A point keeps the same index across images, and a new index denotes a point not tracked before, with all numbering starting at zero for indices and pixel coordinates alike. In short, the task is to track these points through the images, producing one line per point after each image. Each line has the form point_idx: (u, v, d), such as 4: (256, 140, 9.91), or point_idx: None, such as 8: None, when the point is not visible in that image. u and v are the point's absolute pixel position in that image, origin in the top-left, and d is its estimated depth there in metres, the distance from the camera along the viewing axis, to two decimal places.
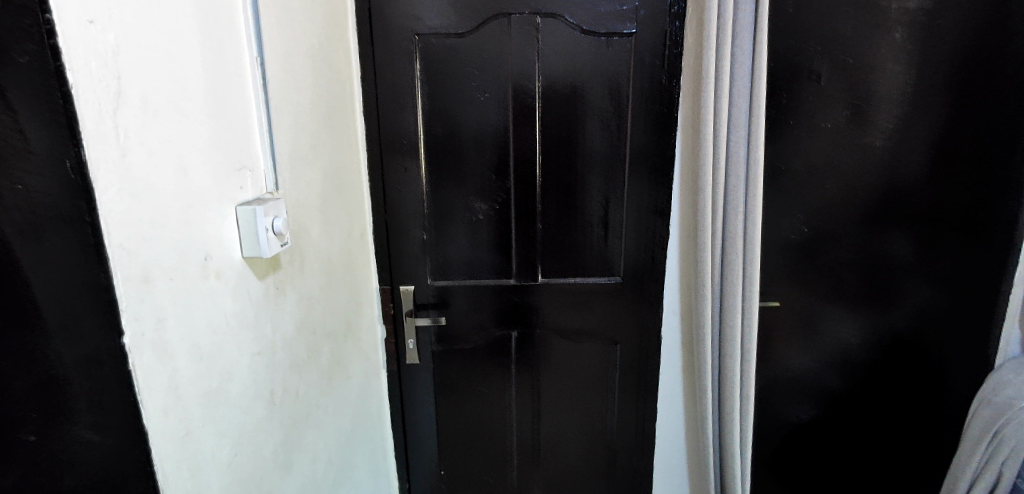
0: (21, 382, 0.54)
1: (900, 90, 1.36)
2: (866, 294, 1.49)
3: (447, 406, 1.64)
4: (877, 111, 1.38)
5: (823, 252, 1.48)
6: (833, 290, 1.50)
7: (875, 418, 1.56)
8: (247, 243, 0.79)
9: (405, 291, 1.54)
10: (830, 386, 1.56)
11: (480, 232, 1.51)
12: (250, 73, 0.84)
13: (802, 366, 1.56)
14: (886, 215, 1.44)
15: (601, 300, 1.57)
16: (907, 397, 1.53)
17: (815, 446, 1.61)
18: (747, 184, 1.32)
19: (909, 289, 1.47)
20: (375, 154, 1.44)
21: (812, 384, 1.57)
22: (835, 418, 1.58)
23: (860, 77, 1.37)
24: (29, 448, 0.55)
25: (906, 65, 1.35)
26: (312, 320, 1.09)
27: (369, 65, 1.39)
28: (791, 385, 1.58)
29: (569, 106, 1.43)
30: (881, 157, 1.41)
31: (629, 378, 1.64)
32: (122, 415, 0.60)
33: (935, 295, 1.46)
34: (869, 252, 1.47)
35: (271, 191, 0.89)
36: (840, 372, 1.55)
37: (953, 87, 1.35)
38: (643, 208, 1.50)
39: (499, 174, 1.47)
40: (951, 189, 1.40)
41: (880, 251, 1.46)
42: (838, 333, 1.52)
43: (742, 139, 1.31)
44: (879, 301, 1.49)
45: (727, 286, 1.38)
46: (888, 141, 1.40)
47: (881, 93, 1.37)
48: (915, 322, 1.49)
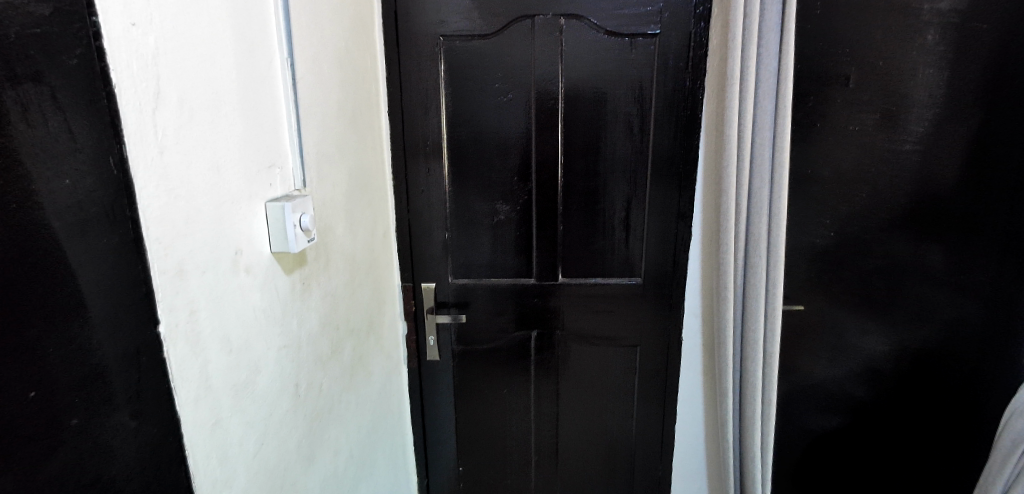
0: (70, 376, 0.53)
1: (932, 92, 1.33)
2: (894, 300, 1.46)
3: (467, 404, 1.66)
4: (908, 115, 1.36)
5: (850, 257, 1.46)
6: (861, 297, 1.48)
7: (903, 426, 1.53)
8: (275, 239, 0.82)
9: (427, 289, 1.55)
10: (856, 393, 1.54)
11: (502, 231, 1.52)
12: (280, 74, 0.87)
13: (827, 372, 1.54)
14: (917, 223, 1.41)
15: (622, 303, 1.57)
16: (931, 406, 1.50)
17: (840, 453, 1.59)
18: (771, 187, 1.31)
19: (937, 295, 1.44)
20: (399, 155, 1.46)
21: (835, 390, 1.55)
22: (861, 425, 1.55)
23: (891, 80, 1.34)
24: (79, 433, 0.53)
25: (938, 68, 1.32)
26: (336, 316, 1.11)
27: (394, 68, 1.41)
28: (816, 392, 1.56)
29: (591, 107, 1.43)
30: (912, 161, 1.38)
31: (649, 380, 1.64)
32: (161, 404, 0.62)
33: (947, 299, 1.44)
34: (899, 259, 1.44)
35: (299, 189, 0.92)
36: (867, 379, 1.52)
37: (982, 92, 1.32)
38: (666, 210, 1.50)
39: (521, 175, 1.48)
40: (974, 194, 1.37)
41: (910, 257, 1.43)
42: (865, 339, 1.50)
43: (767, 142, 1.29)
44: (908, 310, 1.46)
45: (749, 290, 1.37)
46: (918, 144, 1.37)
47: (912, 95, 1.34)
48: (943, 329, 1.46)
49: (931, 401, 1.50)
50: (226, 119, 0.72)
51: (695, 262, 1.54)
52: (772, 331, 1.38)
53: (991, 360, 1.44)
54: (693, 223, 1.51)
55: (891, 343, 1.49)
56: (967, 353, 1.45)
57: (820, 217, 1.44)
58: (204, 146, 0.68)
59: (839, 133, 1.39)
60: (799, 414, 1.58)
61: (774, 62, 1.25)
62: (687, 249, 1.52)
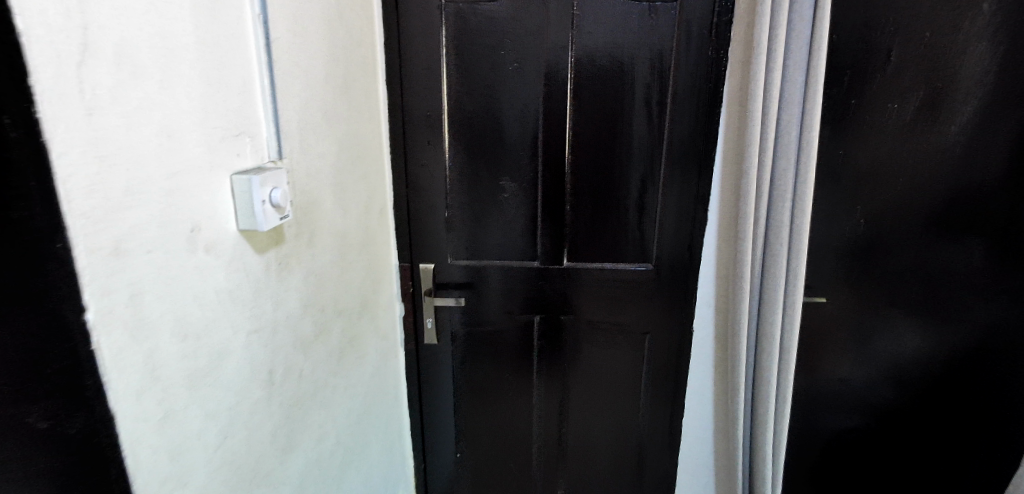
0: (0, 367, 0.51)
1: (984, 70, 1.20)
2: (931, 297, 1.35)
3: (469, 388, 1.59)
4: (953, 99, 1.23)
5: (879, 248, 1.34)
6: (889, 302, 1.37)
7: (918, 429, 1.44)
8: (243, 216, 0.75)
9: (425, 271, 1.48)
10: (877, 391, 1.44)
11: (509, 212, 1.43)
12: (252, 32, 0.79)
13: (853, 373, 1.44)
14: (951, 219, 1.30)
15: (635, 295, 1.48)
16: (945, 409, 1.41)
17: (859, 455, 1.50)
18: (797, 169, 1.21)
19: (956, 289, 1.34)
20: (398, 128, 1.38)
21: (858, 388, 1.45)
22: (885, 426, 1.46)
23: (938, 57, 1.21)
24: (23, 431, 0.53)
25: (991, 43, 1.19)
26: (320, 300, 1.04)
27: (393, 34, 1.32)
28: (835, 399, 1.47)
29: (602, 78, 1.33)
30: (957, 145, 1.26)
31: (659, 373, 1.56)
32: (81, 403, 0.54)
33: (988, 302, 1.33)
34: (928, 261, 1.33)
35: (274, 160, 0.84)
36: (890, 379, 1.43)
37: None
38: (684, 193, 1.39)
39: (528, 153, 1.39)
40: (1010, 180, 1.25)
41: (935, 250, 1.32)
42: (886, 331, 1.40)
43: (795, 119, 1.19)
44: (941, 313, 1.36)
45: (769, 281, 1.29)
46: (964, 130, 1.25)
47: (960, 76, 1.22)
48: (957, 330, 1.36)
49: (942, 403, 1.41)
50: (182, 80, 0.65)
51: (710, 249, 1.44)
52: (794, 323, 1.31)
53: (1001, 361, 1.35)
54: (709, 208, 1.41)
55: (902, 339, 1.39)
56: (971, 357, 1.37)
57: (850, 206, 1.33)
58: (151, 108, 0.60)
59: (877, 114, 1.26)
60: (812, 419, 1.50)
61: (807, 30, 1.14)
62: (702, 234, 1.43)
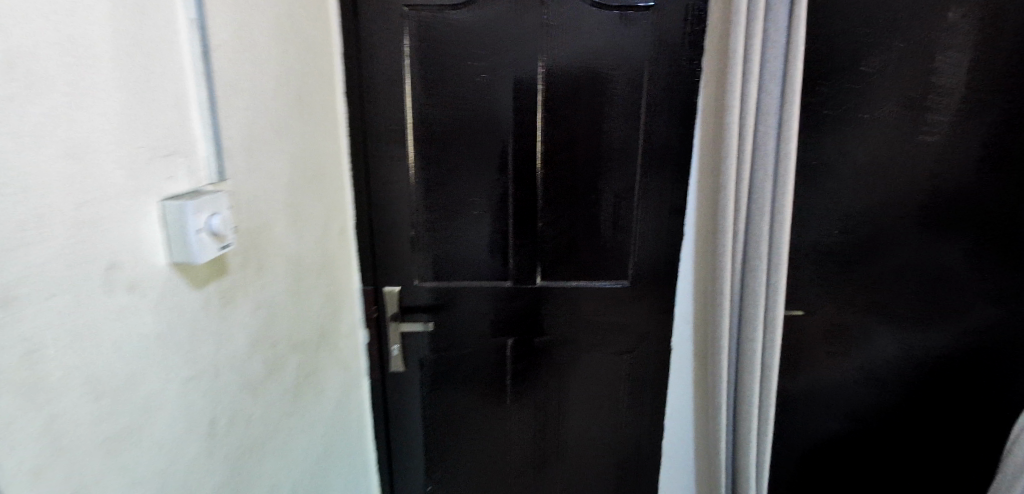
0: None
1: (958, 75, 1.19)
2: (916, 299, 1.33)
3: (441, 412, 1.50)
4: (934, 100, 1.21)
5: (857, 260, 1.32)
6: (877, 303, 1.35)
7: (917, 429, 1.41)
8: (175, 248, 0.66)
9: (390, 293, 1.39)
10: (866, 396, 1.41)
11: (480, 228, 1.36)
12: (186, 40, 0.70)
13: (840, 379, 1.41)
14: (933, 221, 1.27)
15: (614, 307, 1.42)
16: (944, 408, 1.38)
17: (846, 458, 1.46)
18: (775, 182, 1.17)
19: (940, 294, 1.31)
20: (358, 142, 1.29)
21: (847, 394, 1.42)
22: (874, 429, 1.43)
23: (914, 63, 1.20)
24: None
25: (963, 49, 1.18)
26: (269, 334, 0.93)
27: (351, 42, 1.24)
28: (826, 395, 1.43)
29: (574, 88, 1.27)
30: (931, 151, 1.24)
31: (637, 393, 1.50)
32: None
33: (980, 302, 1.30)
34: (912, 264, 1.31)
35: (214, 184, 0.75)
36: (879, 384, 1.40)
37: (1005, 77, 1.18)
38: (661, 206, 1.35)
39: (497, 168, 1.32)
40: (986, 185, 1.24)
41: (920, 253, 1.30)
42: (870, 339, 1.37)
43: (771, 131, 1.15)
44: (931, 314, 1.33)
45: (748, 299, 1.24)
46: (944, 131, 1.23)
47: (937, 79, 1.20)
48: (951, 332, 1.33)
49: (939, 403, 1.38)
50: (90, 95, 0.56)
51: (687, 265, 1.39)
52: (774, 342, 1.27)
53: (1000, 360, 1.32)
54: (685, 223, 1.36)
55: (891, 344, 1.37)
56: (970, 356, 1.34)
57: (834, 211, 1.30)
58: (53, 124, 0.52)
59: (853, 125, 1.24)
60: (797, 431, 1.46)
61: (783, 40, 1.11)
62: (679, 249, 1.38)
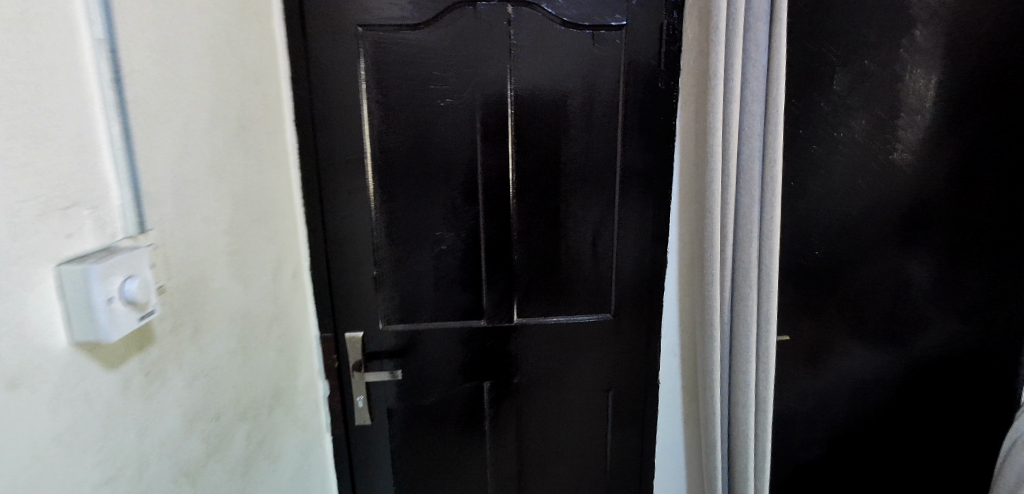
0: None
1: (923, 95, 1.18)
2: (893, 317, 1.30)
3: (412, 466, 1.36)
4: (901, 120, 1.20)
5: (837, 278, 1.28)
6: (855, 324, 1.31)
7: (927, 434, 1.37)
8: (76, 321, 0.54)
9: (352, 340, 1.26)
10: (862, 412, 1.37)
11: (448, 264, 1.25)
12: (92, 65, 0.57)
13: (834, 401, 1.36)
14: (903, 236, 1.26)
15: (593, 343, 1.33)
16: (950, 409, 1.35)
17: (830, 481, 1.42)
18: (762, 205, 1.10)
19: (926, 308, 1.29)
20: (312, 173, 1.17)
21: (842, 415, 1.37)
22: (851, 450, 1.39)
23: (881, 85, 1.18)
24: None
25: (928, 69, 1.17)
26: (214, 400, 0.81)
27: (299, 65, 1.12)
28: (808, 421, 1.38)
29: (546, 111, 1.19)
30: (902, 170, 1.22)
31: (623, 432, 1.40)
32: None
33: (947, 317, 1.29)
34: (885, 283, 1.28)
35: (133, 236, 0.62)
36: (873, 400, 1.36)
37: (968, 94, 1.18)
38: (641, 233, 1.27)
39: (465, 198, 1.21)
40: (956, 200, 1.23)
41: (906, 265, 1.27)
42: (857, 357, 1.33)
43: (756, 152, 1.08)
44: (902, 331, 1.31)
45: (738, 329, 1.16)
46: (911, 151, 1.21)
47: (903, 99, 1.19)
48: (948, 333, 1.30)
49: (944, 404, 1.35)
50: None
51: (672, 293, 1.31)
52: (768, 375, 1.18)
53: (1000, 355, 1.31)
54: (669, 249, 1.29)
55: (885, 360, 1.33)
56: (970, 353, 1.31)
57: (808, 232, 1.26)
58: None
59: (828, 145, 1.21)
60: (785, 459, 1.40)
61: (764, 58, 1.04)
62: (662, 276, 1.30)
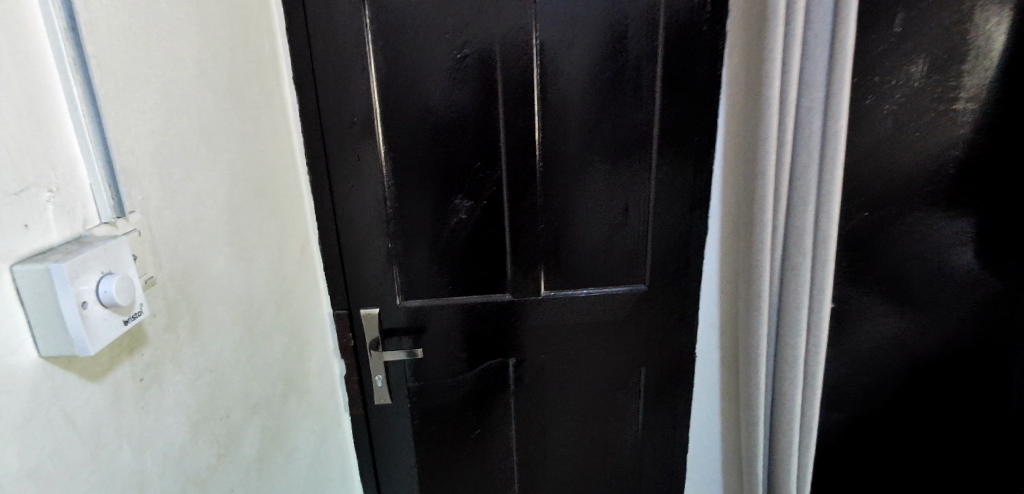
0: None
1: (993, 35, 1.05)
2: (932, 289, 1.20)
3: (433, 448, 1.30)
4: (967, 64, 1.07)
5: (886, 243, 1.18)
6: (891, 292, 1.21)
7: (917, 438, 1.29)
8: (45, 332, 0.45)
9: (367, 316, 1.17)
10: (861, 412, 1.29)
11: (467, 235, 1.15)
12: (40, 13, 0.47)
13: (861, 382, 1.27)
14: (960, 198, 1.14)
15: (624, 316, 1.23)
16: (942, 414, 1.27)
17: (873, 462, 1.32)
18: (821, 165, 0.98)
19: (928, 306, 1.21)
20: (314, 136, 1.06)
21: (851, 406, 1.29)
22: (842, 449, 1.32)
23: (949, 23, 1.05)
24: None
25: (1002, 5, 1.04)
26: (221, 396, 0.73)
27: (296, 14, 0.99)
28: (858, 396, 1.28)
29: (574, 62, 1.06)
30: (964, 122, 1.10)
31: (656, 408, 1.32)
32: None
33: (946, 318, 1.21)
34: (935, 249, 1.17)
35: (111, 221, 0.53)
36: (872, 399, 1.28)
37: None
38: (678, 198, 1.16)
39: (484, 162, 1.10)
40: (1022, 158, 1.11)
41: (926, 248, 1.17)
42: (894, 334, 1.24)
43: (817, 104, 0.96)
44: (931, 305, 1.21)
45: (789, 300, 1.07)
46: (977, 99, 1.09)
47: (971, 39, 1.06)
48: (946, 333, 1.22)
49: (942, 409, 1.26)
50: None
51: (712, 262, 1.21)
52: (819, 349, 1.09)
53: (1002, 357, 1.21)
54: (710, 214, 1.18)
55: (887, 355, 1.25)
56: (969, 355, 1.22)
57: (859, 191, 1.16)
58: None
59: (878, 96, 1.10)
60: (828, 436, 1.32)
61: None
62: (702, 243, 1.19)
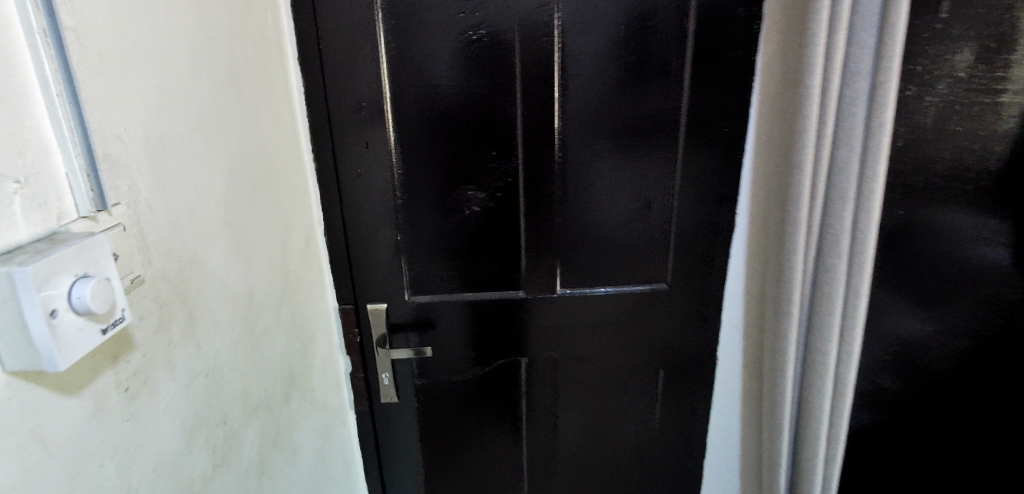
0: None
1: None
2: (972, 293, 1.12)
3: (440, 447, 1.25)
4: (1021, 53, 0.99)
5: (921, 244, 1.11)
6: (928, 296, 1.14)
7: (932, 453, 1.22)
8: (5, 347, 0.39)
9: (375, 312, 1.11)
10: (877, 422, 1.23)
11: (480, 228, 1.09)
12: None
13: (890, 390, 1.20)
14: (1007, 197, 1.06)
15: (643, 315, 1.17)
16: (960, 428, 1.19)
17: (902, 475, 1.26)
18: (863, 161, 0.91)
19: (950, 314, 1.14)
20: (320, 121, 1.00)
21: (880, 415, 1.22)
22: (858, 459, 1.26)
23: (1004, 7, 0.97)
24: None
25: None
26: (220, 400, 0.68)
27: None
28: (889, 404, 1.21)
29: (598, 46, 0.99)
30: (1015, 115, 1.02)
31: (673, 411, 1.27)
32: None
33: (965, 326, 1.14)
34: (976, 250, 1.10)
35: (91, 215, 0.47)
36: (889, 411, 1.22)
37: None
38: (704, 192, 1.09)
39: (500, 152, 1.04)
40: None
41: (966, 250, 1.10)
42: (929, 340, 1.17)
43: (861, 95, 0.89)
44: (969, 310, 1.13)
45: (821, 303, 1.00)
46: None
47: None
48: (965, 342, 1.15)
49: (955, 423, 1.19)
50: None
51: (737, 260, 1.14)
52: (852, 356, 1.02)
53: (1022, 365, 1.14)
54: (737, 209, 1.11)
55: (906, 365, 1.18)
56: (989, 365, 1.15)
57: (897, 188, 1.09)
58: None
59: (922, 86, 1.02)
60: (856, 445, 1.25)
61: None
62: (728, 240, 1.13)
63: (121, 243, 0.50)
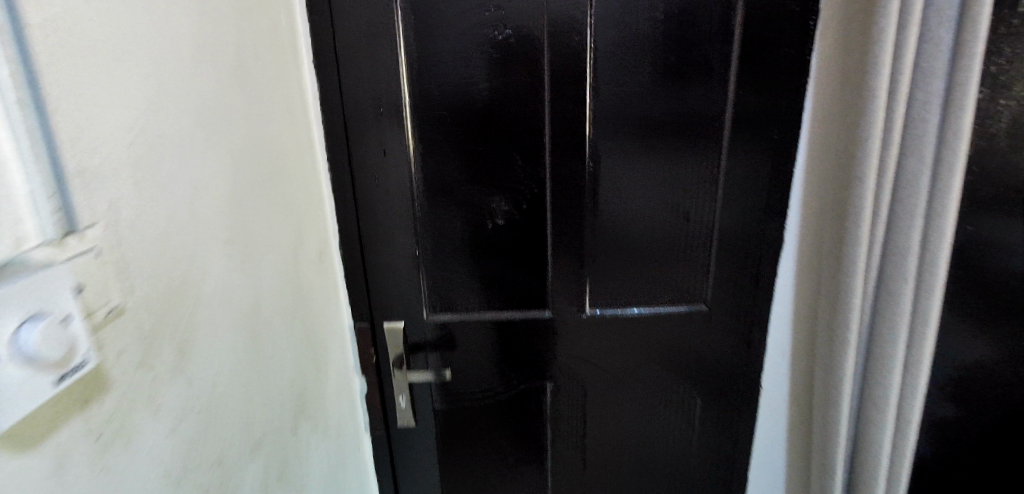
0: None
1: None
2: None
3: (460, 474, 1.17)
4: None
5: (994, 265, 1.00)
6: (1005, 322, 1.02)
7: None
8: None
9: (392, 331, 1.05)
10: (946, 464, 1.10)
11: (504, 242, 1.01)
12: None
13: (959, 428, 1.07)
14: None
15: (679, 338, 1.09)
16: None
17: None
18: (935, 171, 0.81)
19: None
20: (336, 128, 0.94)
21: (948, 454, 1.10)
22: None
23: None
24: None
25: None
26: (213, 439, 0.61)
27: None
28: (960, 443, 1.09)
29: (632, 47, 0.91)
30: None
31: (712, 441, 1.17)
32: None
33: None
34: None
35: (57, 239, 0.41)
36: (957, 450, 1.09)
37: None
38: (749, 205, 1.00)
39: (526, 161, 0.97)
40: None
41: None
42: (1006, 372, 1.04)
43: (935, 97, 0.79)
44: None
45: (884, 329, 0.90)
46: None
47: None
48: None
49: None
50: None
51: (785, 279, 1.05)
52: (918, 389, 0.91)
53: None
54: (786, 224, 1.01)
55: (981, 401, 1.06)
56: None
57: (971, 201, 0.97)
58: None
59: (1000, 88, 0.91)
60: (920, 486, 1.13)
61: None
62: (775, 258, 1.03)
63: (88, 271, 0.43)
